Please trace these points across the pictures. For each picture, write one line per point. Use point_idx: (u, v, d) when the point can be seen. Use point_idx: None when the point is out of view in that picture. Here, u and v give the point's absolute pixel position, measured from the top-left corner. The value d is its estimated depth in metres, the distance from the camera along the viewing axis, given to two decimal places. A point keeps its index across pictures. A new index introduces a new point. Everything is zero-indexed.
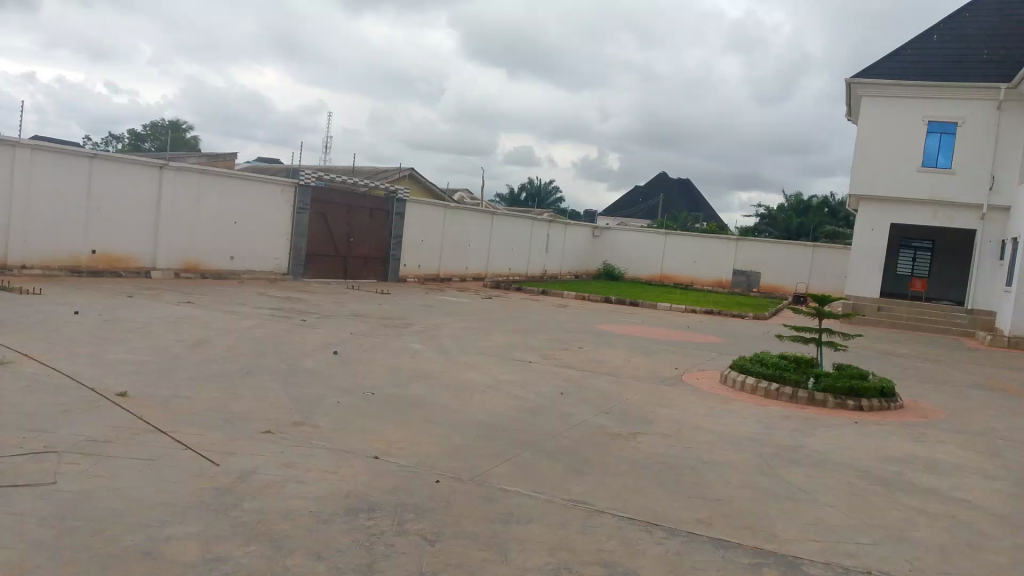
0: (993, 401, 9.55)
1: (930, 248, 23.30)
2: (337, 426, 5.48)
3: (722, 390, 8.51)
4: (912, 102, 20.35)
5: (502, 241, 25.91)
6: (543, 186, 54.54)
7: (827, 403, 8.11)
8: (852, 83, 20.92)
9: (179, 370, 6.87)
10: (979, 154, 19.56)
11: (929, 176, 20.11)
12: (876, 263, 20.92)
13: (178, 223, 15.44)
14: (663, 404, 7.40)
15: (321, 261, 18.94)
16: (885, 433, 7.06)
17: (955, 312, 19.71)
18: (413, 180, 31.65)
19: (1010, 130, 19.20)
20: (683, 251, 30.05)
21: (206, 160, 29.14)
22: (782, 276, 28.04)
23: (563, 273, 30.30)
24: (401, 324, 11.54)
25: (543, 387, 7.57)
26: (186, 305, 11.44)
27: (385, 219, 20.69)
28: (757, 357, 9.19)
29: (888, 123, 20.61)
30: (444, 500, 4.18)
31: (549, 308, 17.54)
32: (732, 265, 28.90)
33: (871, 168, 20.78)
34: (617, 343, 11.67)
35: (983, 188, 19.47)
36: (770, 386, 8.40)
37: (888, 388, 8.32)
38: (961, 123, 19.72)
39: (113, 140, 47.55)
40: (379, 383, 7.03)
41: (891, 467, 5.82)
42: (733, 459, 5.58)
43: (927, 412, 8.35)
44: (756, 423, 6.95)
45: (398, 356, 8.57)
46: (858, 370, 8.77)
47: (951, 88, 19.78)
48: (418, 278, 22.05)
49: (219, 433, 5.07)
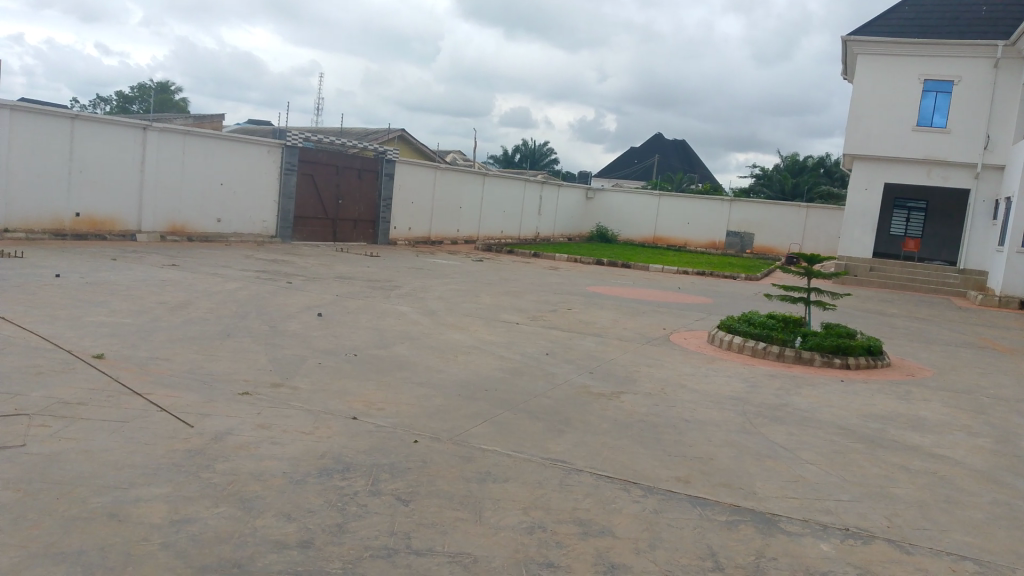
0: (980, 359, 9.57)
1: (923, 207, 23.21)
2: (316, 387, 5.43)
3: (708, 350, 8.49)
4: (908, 60, 20.10)
5: (494, 203, 25.71)
6: (538, 147, 54.19)
7: (814, 361, 8.09)
8: (847, 40, 20.60)
9: (159, 332, 6.79)
10: (974, 113, 19.37)
11: (923, 135, 19.93)
12: (868, 223, 20.84)
13: (163, 185, 15.25)
14: (649, 364, 7.36)
15: (310, 223, 18.78)
16: (871, 391, 7.06)
17: (947, 272, 19.69)
18: (404, 142, 31.42)
19: (1006, 88, 19.02)
20: (676, 212, 29.92)
21: (193, 122, 28.76)
22: (775, 238, 28.00)
23: (556, 236, 30.14)
24: (389, 286, 11.44)
25: (529, 348, 7.53)
26: (170, 268, 11.31)
27: (375, 180, 20.47)
28: (745, 316, 9.14)
29: (883, 81, 20.36)
30: (420, 460, 4.13)
31: (541, 270, 17.43)
32: (725, 226, 28.80)
33: (865, 127, 20.58)
34: (606, 305, 11.59)
35: (978, 147, 19.31)
36: (757, 345, 8.37)
37: (875, 347, 8.31)
38: (957, 81, 19.51)
39: (102, 103, 46.89)
40: (362, 344, 6.96)
41: (873, 424, 5.81)
42: (716, 418, 5.55)
43: (913, 370, 8.36)
44: (741, 382, 6.93)
45: (383, 317, 8.48)
46: (846, 329, 8.75)
47: (947, 45, 19.53)
48: (409, 241, 21.90)
49: (195, 394, 5.01)
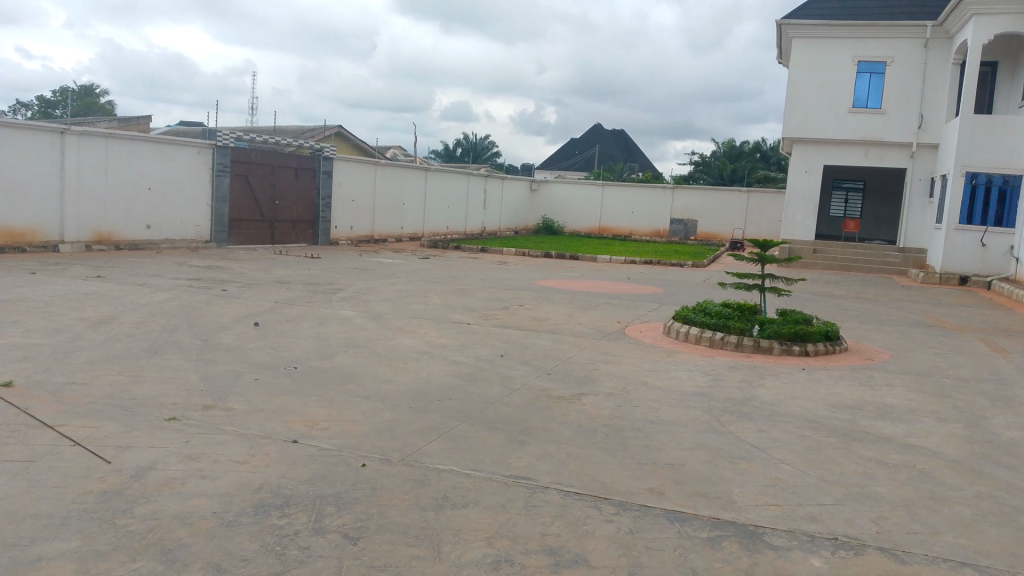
0: (932, 338, 9.57)
1: (861, 188, 23.59)
2: (251, 407, 4.96)
3: (665, 342, 8.24)
4: (842, 42, 20.29)
5: (438, 198, 25.22)
6: (479, 141, 53.77)
7: (773, 349, 7.91)
8: (783, 24, 20.69)
9: (78, 352, 6.20)
10: (908, 94, 19.68)
11: (860, 116, 20.16)
12: (810, 206, 21.02)
13: (85, 192, 14.38)
14: (607, 361, 7.05)
15: (246, 226, 18.03)
16: (835, 378, 6.90)
17: (888, 252, 19.99)
18: (341, 138, 30.68)
19: (937, 68, 19.38)
20: (621, 201, 29.84)
21: (117, 124, 27.47)
22: (718, 223, 28.20)
23: (502, 230, 29.77)
24: (331, 289, 10.91)
25: (481, 350, 7.14)
26: (93, 280, 10.58)
27: (312, 179, 19.79)
28: (700, 306, 8.92)
29: (819, 64, 20.52)
30: (370, 487, 3.73)
31: (488, 265, 17.05)
32: (669, 214, 28.87)
33: (804, 110, 20.72)
34: (557, 299, 11.28)
35: (912, 127, 19.63)
36: (714, 336, 8.15)
37: (833, 332, 8.19)
38: (890, 62, 19.79)
39: (22, 108, 44.69)
40: (303, 356, 6.49)
41: (842, 415, 5.62)
42: (683, 417, 5.27)
43: (871, 354, 8.25)
44: (703, 376, 6.67)
45: (325, 324, 8.00)
46: (802, 315, 8.59)
47: (880, 27, 19.78)
48: (351, 241, 21.27)
49: (114, 424, 4.49)
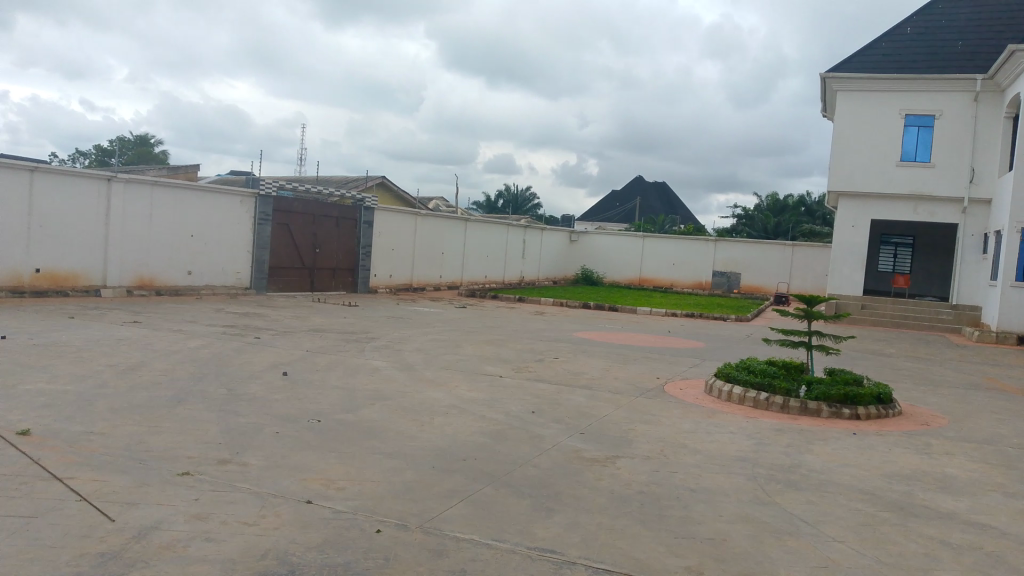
0: (991, 402, 9.01)
1: (911, 243, 22.95)
2: (269, 463, 4.75)
3: (706, 402, 7.87)
4: (888, 95, 19.97)
5: (477, 248, 25.23)
6: (520, 192, 54.12)
7: (822, 412, 7.49)
8: (826, 77, 20.48)
9: (101, 400, 6.10)
10: (958, 147, 19.20)
11: (908, 170, 19.70)
12: (858, 260, 20.45)
13: (129, 238, 14.60)
14: (644, 420, 6.72)
15: (286, 273, 18.14)
16: (889, 445, 6.46)
17: (940, 309, 19.30)
18: (384, 189, 31.08)
19: (988, 122, 18.88)
20: (661, 253, 29.51)
21: (167, 173, 28.22)
22: (761, 276, 27.67)
23: (541, 280, 29.59)
24: (364, 338, 10.78)
25: (513, 405, 6.86)
26: (130, 325, 10.61)
27: (353, 228, 19.92)
28: (743, 364, 8.54)
29: (865, 117, 20.19)
30: (384, 556, 3.47)
31: (525, 315, 16.81)
32: (711, 266, 28.45)
33: (850, 164, 20.32)
34: (594, 353, 10.97)
35: (963, 181, 19.10)
36: (759, 396, 7.77)
37: (885, 395, 7.74)
38: (939, 116, 19.37)
39: (80, 157, 46.41)
40: (328, 408, 6.29)
41: (898, 486, 5.19)
42: (725, 486, 4.91)
43: (927, 418, 7.76)
44: (747, 439, 6.29)
45: (354, 375, 7.82)
46: (853, 376, 8.16)
47: (928, 80, 19.40)
48: (390, 289, 21.28)
49: (125, 477, 4.32)
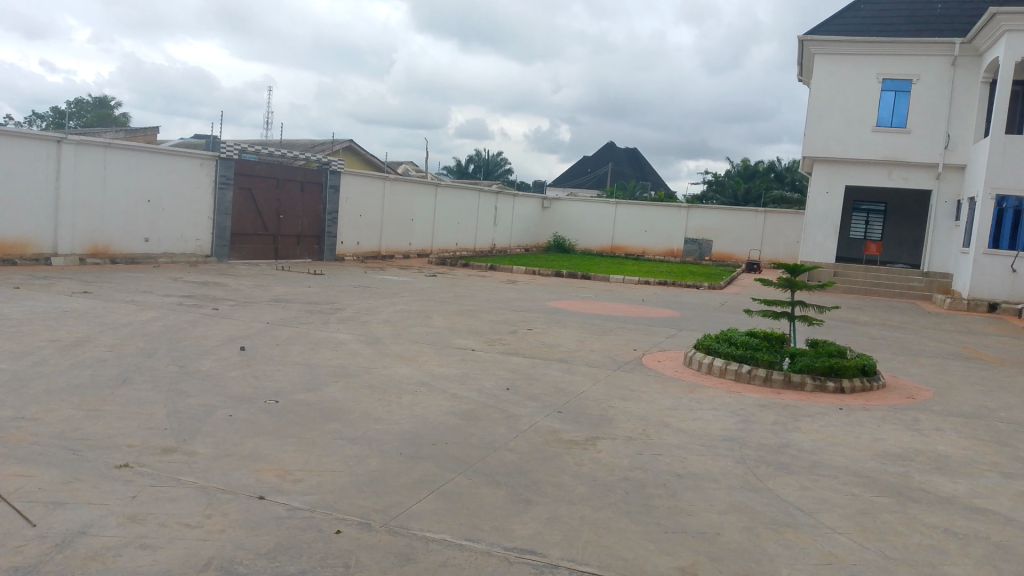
0: (972, 373, 8.83)
1: (882, 210, 22.90)
2: (219, 452, 4.32)
3: (687, 375, 7.57)
4: (866, 59, 19.66)
5: (447, 214, 24.66)
6: (491, 157, 53.42)
7: (805, 385, 7.24)
8: (804, 40, 20.13)
9: (38, 381, 5.60)
10: (934, 113, 19.01)
11: (884, 136, 19.49)
12: (831, 227, 20.29)
13: (81, 203, 13.88)
14: (623, 397, 6.37)
15: (249, 240, 17.51)
16: (877, 421, 6.21)
17: (911, 276, 19.25)
18: (351, 152, 30.33)
19: (965, 87, 18.69)
20: (634, 220, 29.20)
21: (124, 136, 27.14)
22: (733, 243, 27.51)
23: (513, 248, 29.16)
24: (329, 309, 10.31)
25: (486, 382, 6.48)
26: (80, 296, 10.02)
27: (318, 193, 19.27)
28: (724, 335, 8.27)
29: (841, 81, 19.90)
30: (343, 562, 3.10)
31: (497, 284, 16.40)
32: (684, 233, 28.21)
33: (825, 129, 20.07)
34: (569, 323, 10.62)
35: (939, 147, 18.93)
36: (741, 368, 7.49)
37: (870, 366, 7.50)
38: (916, 80, 19.14)
39: (35, 119, 44.68)
40: (287, 387, 5.85)
41: (893, 468, 4.92)
42: (713, 470, 4.59)
43: (911, 391, 7.55)
44: (732, 416, 6.00)
45: (317, 349, 7.37)
46: (836, 347, 7.91)
47: (907, 44, 19.11)
48: (357, 256, 20.72)
49: (53, 472, 3.86)
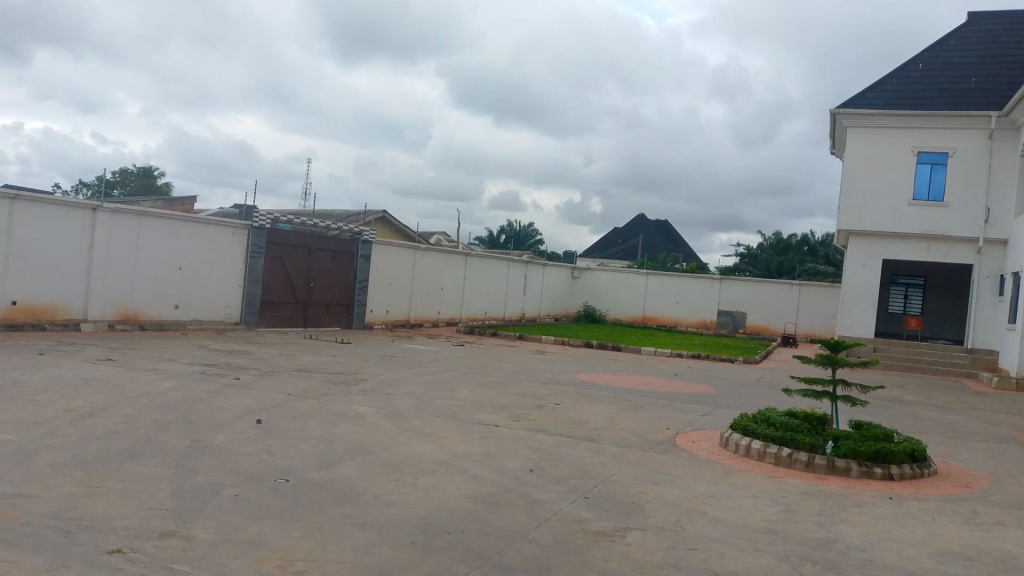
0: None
1: (921, 284, 22.36)
2: (220, 538, 4.04)
3: (723, 458, 7.13)
4: (901, 133, 19.45)
5: (477, 284, 24.57)
6: (523, 228, 53.74)
7: (851, 471, 6.76)
8: (836, 113, 20.01)
9: (43, 454, 5.39)
10: (971, 187, 18.67)
11: (920, 210, 19.15)
12: (869, 301, 19.75)
13: (113, 270, 13.97)
14: (655, 481, 5.97)
15: (279, 308, 17.50)
16: (931, 513, 5.73)
17: (955, 353, 18.58)
18: (384, 223, 30.67)
19: (1004, 160, 18.35)
20: (665, 291, 28.87)
21: (163, 205, 27.75)
22: (768, 316, 26.98)
23: (543, 317, 28.90)
24: (351, 380, 10.06)
25: (508, 462, 6.14)
26: (102, 364, 9.90)
27: (349, 262, 19.33)
28: (761, 416, 7.84)
29: (876, 155, 19.69)
30: None
31: (524, 355, 16.07)
32: (717, 305, 27.78)
33: (860, 202, 19.77)
34: (598, 398, 10.24)
35: (978, 222, 18.52)
36: (781, 452, 7.05)
37: (920, 452, 7.01)
38: (952, 154, 18.86)
39: (81, 188, 46.08)
40: (300, 465, 5.57)
41: (954, 570, 4.45)
42: (753, 569, 4.18)
43: (965, 478, 7.02)
44: (773, 505, 5.57)
45: (334, 423, 7.10)
46: (882, 430, 7.44)
47: (941, 118, 18.90)
48: (386, 324, 20.60)
49: (39, 558, 3.60)
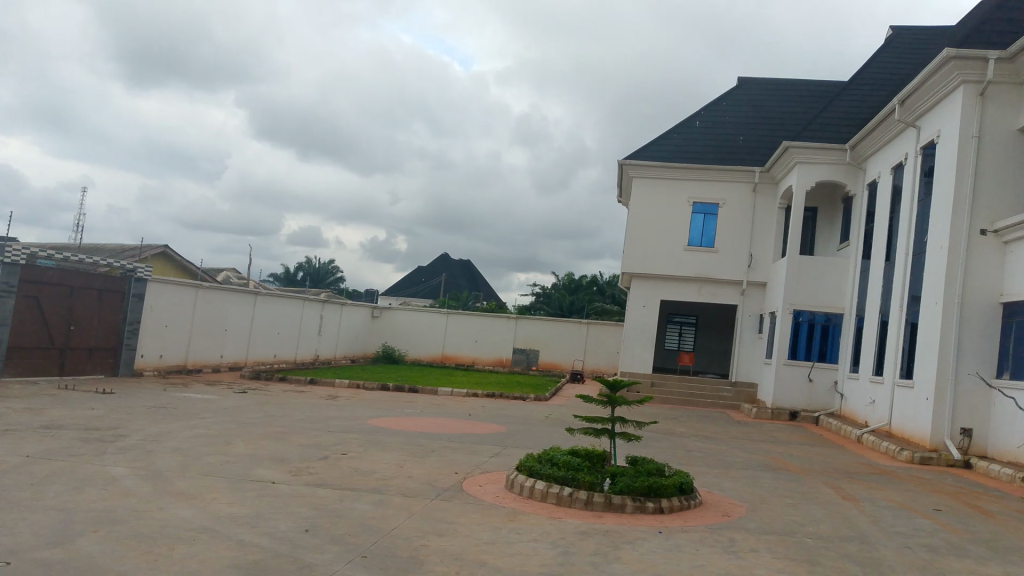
0: (781, 485, 9.08)
1: (694, 322, 24.33)
2: None
3: (507, 500, 7.16)
4: (679, 183, 21.22)
5: (266, 325, 23.38)
6: (321, 266, 52.24)
7: (626, 507, 7.04)
8: (624, 163, 21.44)
9: None
10: (736, 236, 20.67)
11: (695, 255, 20.89)
12: (649, 339, 21.14)
13: None
14: (438, 532, 5.83)
15: (29, 355, 15.48)
16: (695, 544, 6.07)
17: (721, 386, 20.16)
18: (163, 259, 28.44)
19: (763, 211, 20.55)
20: (463, 330, 29.17)
21: None
22: (559, 353, 28.08)
23: (338, 359, 27.97)
24: (110, 437, 9.02)
25: (282, 523, 5.72)
26: None
27: (118, 302, 17.59)
28: (546, 456, 7.98)
29: (657, 203, 21.32)
30: None
31: (315, 400, 15.39)
32: (512, 343, 28.48)
33: (643, 247, 21.24)
34: (388, 445, 9.96)
35: (742, 266, 20.49)
36: (563, 492, 7.20)
37: (687, 484, 7.47)
38: (722, 204, 20.84)
39: None
40: (27, 543, 4.80)
41: None
42: None
43: (725, 507, 7.56)
44: (551, 548, 5.63)
45: (81, 490, 6.27)
46: (655, 464, 7.84)
47: (714, 171, 20.85)
48: (158, 370, 18.91)
49: None
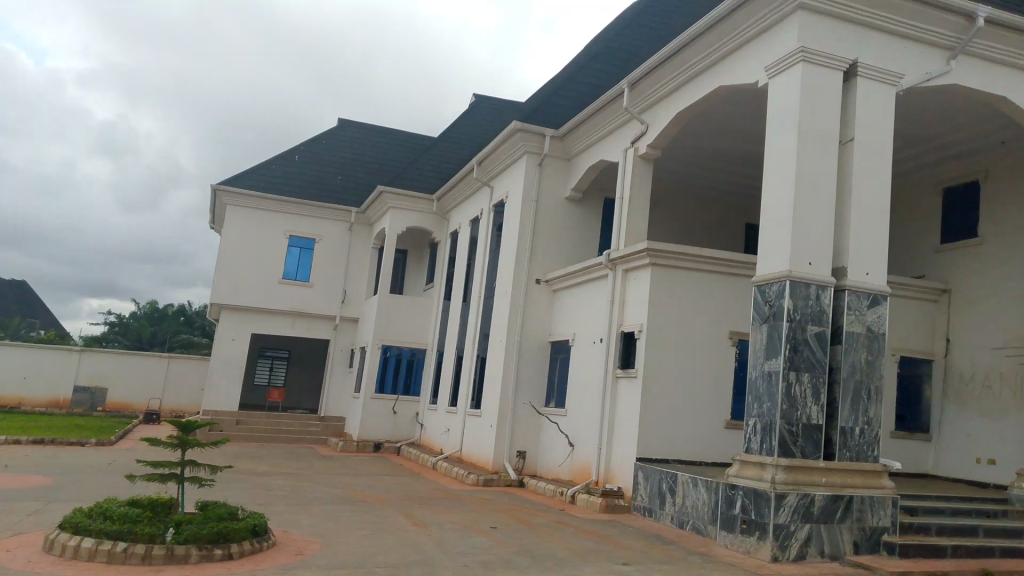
0: (357, 518, 9.32)
1: (286, 356, 23.95)
2: None
3: (42, 566, 6.12)
4: (274, 216, 20.85)
5: None
6: None
7: (189, 557, 6.51)
8: (216, 188, 20.38)
9: None
10: (331, 272, 20.97)
11: (288, 288, 20.66)
12: (235, 375, 20.18)
13: None
14: None
15: None
16: None
17: (309, 422, 19.90)
18: None
19: (357, 249, 21.23)
20: (7, 365, 24.27)
21: None
22: (132, 391, 25.33)
23: None
24: None
25: None
26: None
27: None
28: (98, 509, 7.04)
29: (251, 234, 20.66)
30: None
31: None
32: (73, 381, 24.70)
33: (234, 277, 20.34)
34: None
35: (336, 301, 20.83)
36: (115, 548, 6.41)
37: (260, 526, 7.20)
38: (318, 240, 21.02)
39: None
40: None
41: None
42: None
43: (299, 546, 7.46)
44: None
45: None
46: (228, 508, 7.42)
47: (311, 207, 20.96)
48: None
49: None
